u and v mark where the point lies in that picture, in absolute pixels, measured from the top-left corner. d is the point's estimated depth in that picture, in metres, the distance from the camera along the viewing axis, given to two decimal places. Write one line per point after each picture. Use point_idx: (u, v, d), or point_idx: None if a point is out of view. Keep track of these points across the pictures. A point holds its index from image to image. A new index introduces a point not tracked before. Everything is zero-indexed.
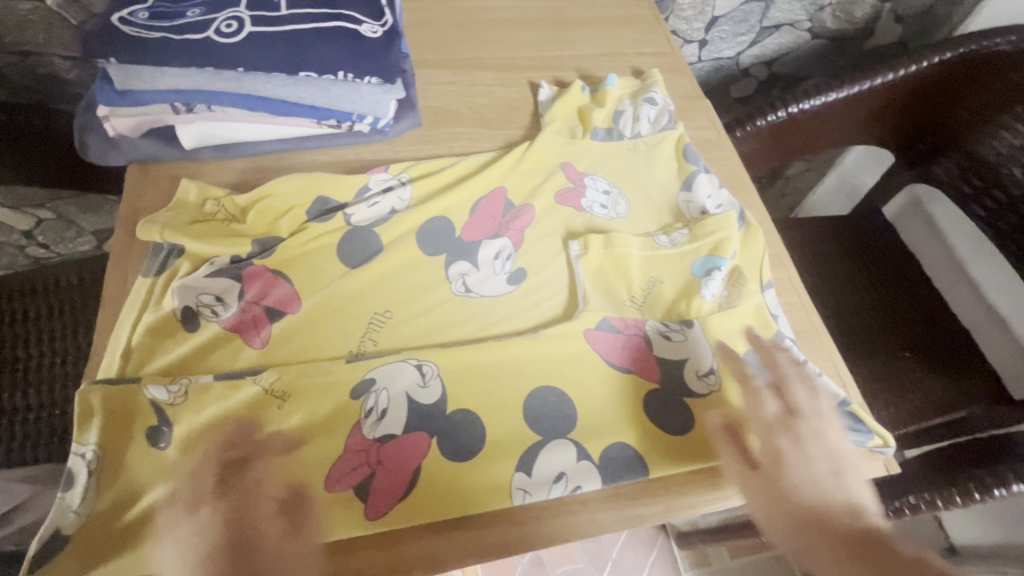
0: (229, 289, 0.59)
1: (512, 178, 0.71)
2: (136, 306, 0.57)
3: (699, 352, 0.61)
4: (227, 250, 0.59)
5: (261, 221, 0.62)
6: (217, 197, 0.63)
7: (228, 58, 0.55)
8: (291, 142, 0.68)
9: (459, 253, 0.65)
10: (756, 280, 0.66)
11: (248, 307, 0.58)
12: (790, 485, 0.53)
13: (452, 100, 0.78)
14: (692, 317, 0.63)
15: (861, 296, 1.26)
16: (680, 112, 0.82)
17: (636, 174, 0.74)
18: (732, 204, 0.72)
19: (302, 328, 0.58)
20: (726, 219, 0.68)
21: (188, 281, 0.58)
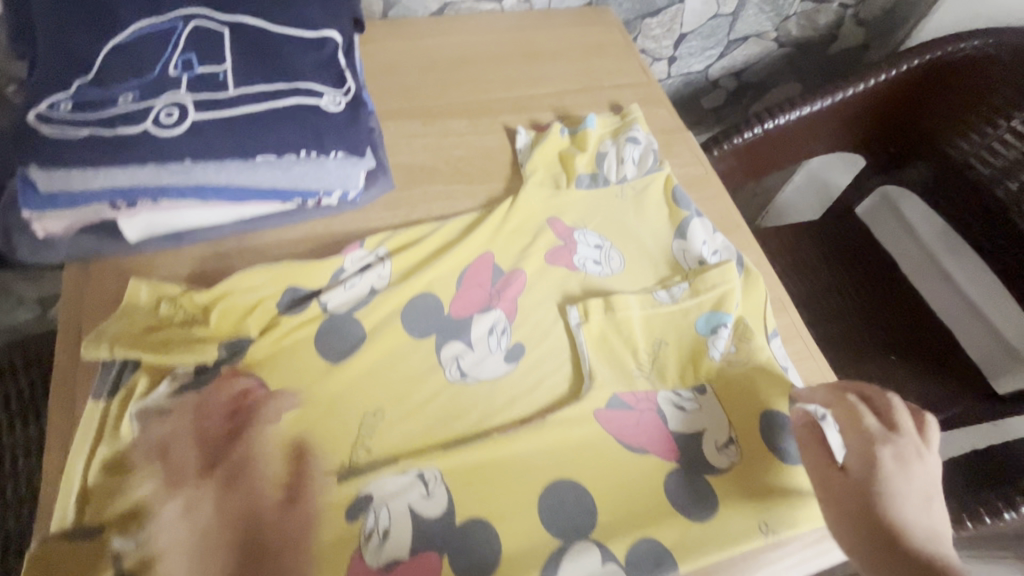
0: (197, 403, 0.52)
1: (499, 240, 0.66)
2: (89, 438, 0.50)
3: (714, 420, 0.58)
4: (189, 360, 0.53)
5: (226, 321, 0.56)
6: (173, 297, 0.56)
7: (173, 151, 0.48)
8: (253, 223, 0.61)
9: (451, 334, 0.60)
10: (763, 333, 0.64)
11: (221, 423, 0.52)
12: (862, 496, 0.49)
13: (424, 154, 0.72)
14: (703, 381, 0.60)
15: (846, 301, 1.25)
16: (663, 148, 0.79)
17: (628, 223, 0.70)
18: (729, 248, 0.68)
19: (283, 442, 0.52)
20: (726, 271, 0.65)
21: (147, 400, 0.51)
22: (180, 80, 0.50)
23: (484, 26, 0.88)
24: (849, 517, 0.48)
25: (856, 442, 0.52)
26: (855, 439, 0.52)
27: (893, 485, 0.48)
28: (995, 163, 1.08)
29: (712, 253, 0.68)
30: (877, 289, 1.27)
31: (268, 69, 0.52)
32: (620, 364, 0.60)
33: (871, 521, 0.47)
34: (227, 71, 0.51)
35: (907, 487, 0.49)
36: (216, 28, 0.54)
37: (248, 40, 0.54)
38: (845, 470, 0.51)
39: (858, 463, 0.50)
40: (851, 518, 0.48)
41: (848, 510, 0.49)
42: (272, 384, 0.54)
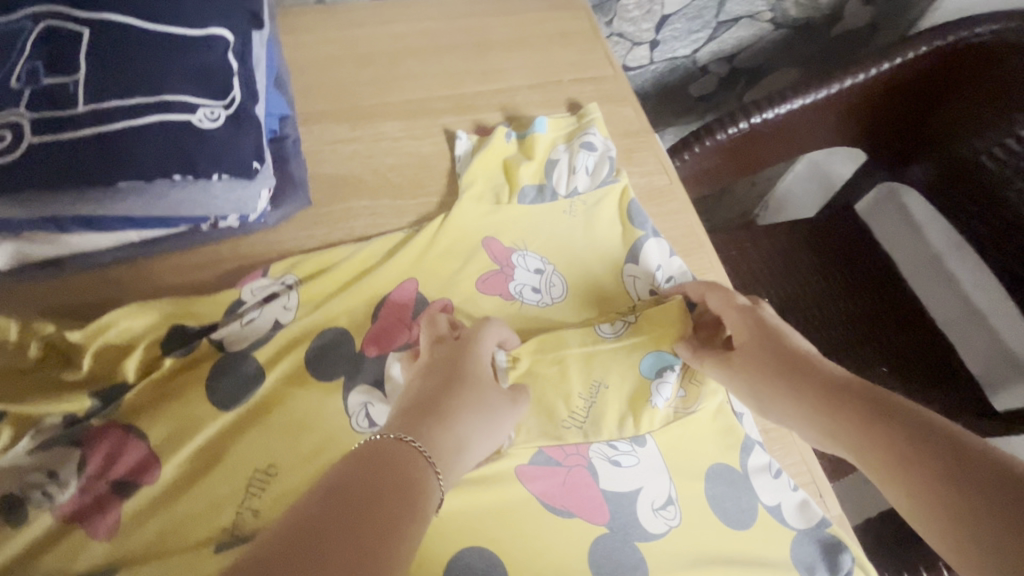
0: (67, 458, 0.46)
1: (425, 265, 0.59)
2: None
3: (653, 477, 0.52)
4: (58, 410, 0.47)
5: (105, 363, 0.50)
6: (46, 335, 0.50)
7: (11, 181, 0.41)
8: (145, 247, 0.55)
9: (362, 374, 0.54)
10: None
11: (92, 481, 0.46)
12: (771, 360, 0.48)
13: (351, 163, 0.65)
14: (644, 432, 0.53)
15: (835, 309, 1.14)
16: (623, 154, 0.70)
17: (574, 244, 0.62)
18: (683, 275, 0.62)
19: (159, 504, 0.47)
20: (681, 305, 0.57)
21: (8, 456, 0.45)
22: (20, 96, 0.43)
23: (432, 12, 0.78)
24: (776, 383, 0.47)
25: (729, 313, 0.53)
26: (728, 311, 0.53)
27: (778, 332, 0.50)
28: (1007, 162, 0.97)
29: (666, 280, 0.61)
30: (867, 296, 1.16)
31: (129, 78, 0.45)
32: (549, 411, 0.52)
33: (793, 372, 0.47)
34: (78, 83, 0.44)
35: (786, 329, 0.50)
36: (71, 27, 0.45)
37: (108, 41, 0.46)
38: (741, 347, 0.50)
39: (748, 335, 0.50)
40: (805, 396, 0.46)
41: (767, 375, 0.48)
42: (152, 435, 0.48)
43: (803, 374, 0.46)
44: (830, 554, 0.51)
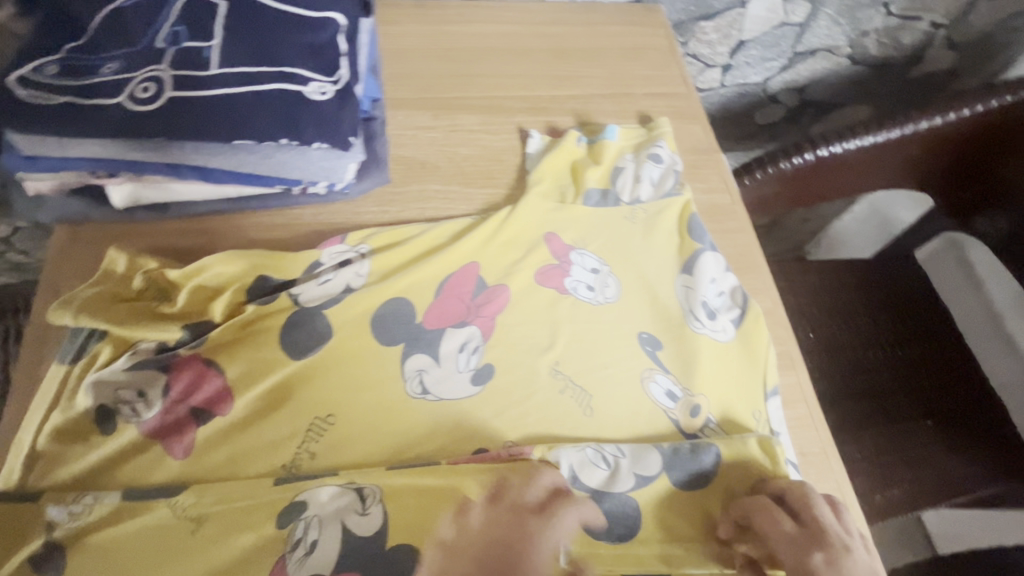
0: (153, 379, 0.52)
1: (488, 251, 0.62)
2: (48, 401, 0.50)
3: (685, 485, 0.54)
4: (153, 337, 0.52)
5: (196, 303, 0.55)
6: (148, 271, 0.56)
7: (145, 127, 0.46)
8: (240, 204, 0.60)
9: (418, 344, 0.57)
10: (761, 391, 0.59)
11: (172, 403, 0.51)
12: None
13: (428, 149, 0.69)
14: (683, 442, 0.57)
15: (881, 354, 1.12)
16: (687, 170, 0.72)
17: (630, 250, 0.64)
18: (738, 290, 0.63)
19: (226, 435, 0.51)
20: (726, 322, 0.61)
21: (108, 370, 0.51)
22: (164, 55, 0.48)
23: (517, 16, 0.82)
24: None
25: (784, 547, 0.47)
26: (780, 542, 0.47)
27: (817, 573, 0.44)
28: None
29: (721, 294, 0.62)
30: (914, 345, 1.13)
31: (257, 49, 0.50)
32: (586, 403, 0.56)
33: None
34: (213, 48, 0.49)
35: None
36: None
37: (241, 16, 0.51)
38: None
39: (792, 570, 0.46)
40: None
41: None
42: (226, 374, 0.53)
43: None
44: None
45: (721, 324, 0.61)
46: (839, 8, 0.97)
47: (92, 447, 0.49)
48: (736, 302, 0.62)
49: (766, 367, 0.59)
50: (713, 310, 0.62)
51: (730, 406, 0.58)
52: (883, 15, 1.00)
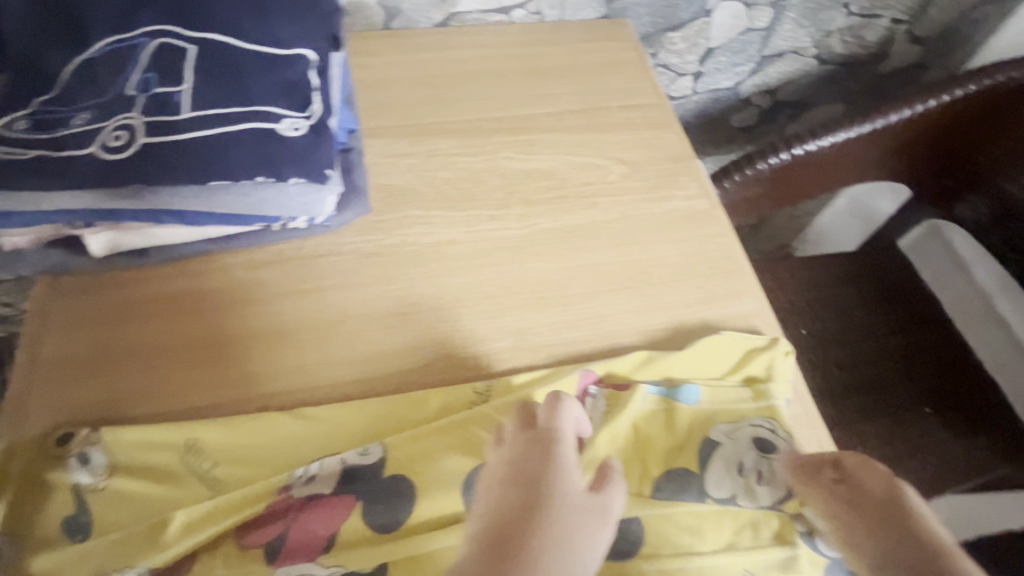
0: (119, 440, 0.51)
1: (475, 275, 0.63)
2: (16, 475, 0.48)
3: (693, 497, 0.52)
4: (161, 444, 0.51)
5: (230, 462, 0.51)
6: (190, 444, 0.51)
7: (122, 174, 0.47)
8: (221, 244, 0.60)
9: (411, 371, 0.57)
10: (772, 402, 0.56)
11: (143, 461, 0.50)
12: (877, 519, 0.44)
13: (407, 175, 0.69)
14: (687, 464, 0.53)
15: (870, 343, 1.12)
16: (666, 178, 0.73)
17: (613, 263, 0.65)
18: (759, 428, 0.54)
19: (221, 478, 0.50)
20: (713, 461, 0.53)
21: (69, 439, 0.50)
22: (135, 102, 0.49)
23: (489, 40, 0.84)
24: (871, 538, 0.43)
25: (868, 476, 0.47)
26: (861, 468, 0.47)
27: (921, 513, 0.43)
28: None
29: (754, 464, 0.53)
30: (909, 333, 1.14)
31: (228, 90, 0.51)
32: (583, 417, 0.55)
33: (907, 544, 0.41)
34: (184, 93, 0.50)
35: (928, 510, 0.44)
36: (182, 44, 0.52)
37: (212, 59, 0.52)
38: (858, 507, 0.45)
39: (885, 497, 0.45)
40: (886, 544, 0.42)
41: (854, 525, 0.45)
42: (206, 428, 0.51)
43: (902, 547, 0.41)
44: None
45: (716, 482, 0.52)
46: (801, 11, 1.00)
47: (66, 510, 0.48)
48: (750, 437, 0.54)
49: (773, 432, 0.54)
50: (728, 461, 0.53)
51: (738, 417, 0.55)
52: (844, 15, 1.03)
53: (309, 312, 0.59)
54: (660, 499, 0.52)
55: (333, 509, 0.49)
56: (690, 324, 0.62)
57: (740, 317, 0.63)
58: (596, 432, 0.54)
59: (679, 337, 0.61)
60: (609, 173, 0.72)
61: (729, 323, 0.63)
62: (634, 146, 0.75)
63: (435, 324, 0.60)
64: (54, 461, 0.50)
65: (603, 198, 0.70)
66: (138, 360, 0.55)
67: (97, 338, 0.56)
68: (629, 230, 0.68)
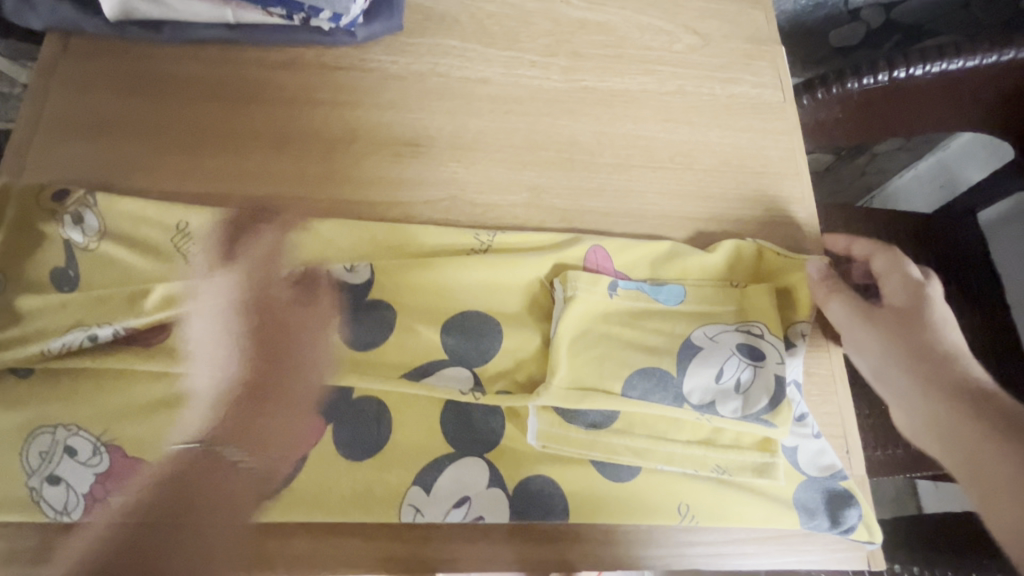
0: (113, 207, 0.49)
1: (501, 121, 0.57)
2: (12, 216, 0.48)
3: (664, 398, 0.47)
4: (156, 224, 0.50)
5: (217, 254, 0.49)
6: (184, 230, 0.50)
7: None
8: (239, 33, 0.56)
9: (414, 204, 0.54)
10: (767, 308, 0.51)
11: (134, 232, 0.49)
12: (899, 321, 0.49)
13: (451, 0, 0.62)
14: (664, 366, 0.48)
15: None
16: (739, 59, 0.63)
17: (654, 138, 0.59)
18: (744, 335, 0.50)
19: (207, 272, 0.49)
20: (694, 365, 0.48)
21: (65, 195, 0.49)
22: None
23: None
24: (883, 340, 0.49)
25: (894, 286, 0.51)
26: (892, 277, 0.51)
27: (936, 317, 0.48)
28: None
29: (736, 373, 0.48)
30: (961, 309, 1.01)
31: None
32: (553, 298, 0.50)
33: (911, 352, 0.47)
34: None
35: (946, 315, 0.49)
36: None
37: None
38: (886, 309, 0.50)
39: (908, 305, 0.49)
40: (897, 347, 0.48)
41: (874, 329, 0.49)
42: (197, 215, 0.50)
43: (916, 340, 0.48)
44: (835, 509, 0.47)
45: (695, 390, 0.48)
46: None
47: (54, 262, 0.47)
48: (739, 336, 0.50)
49: (759, 338, 0.50)
50: (706, 371, 0.48)
51: (729, 322, 0.51)
52: None
53: (319, 125, 0.55)
54: (633, 398, 0.47)
55: (309, 317, 0.48)
56: (724, 222, 0.56)
57: (779, 224, 0.57)
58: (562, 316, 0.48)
59: (708, 233, 0.56)
60: (675, 42, 0.63)
61: (768, 230, 0.56)
62: (711, 17, 0.65)
63: (448, 163, 0.55)
64: (47, 213, 0.49)
65: (662, 66, 0.62)
66: (141, 134, 0.53)
67: (104, 106, 0.54)
68: (682, 107, 0.60)
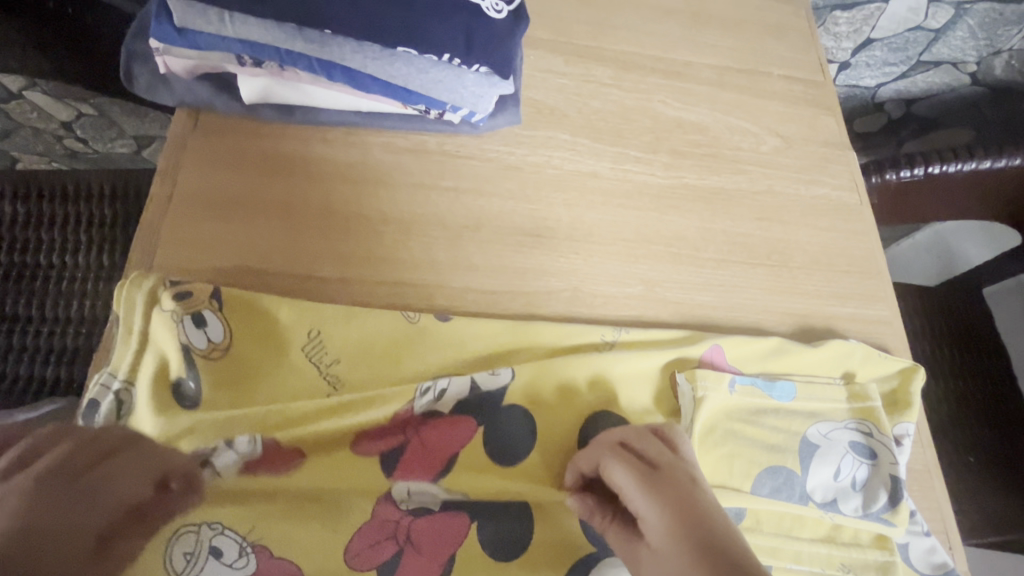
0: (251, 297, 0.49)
1: (613, 214, 0.60)
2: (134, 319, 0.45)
3: (793, 496, 0.50)
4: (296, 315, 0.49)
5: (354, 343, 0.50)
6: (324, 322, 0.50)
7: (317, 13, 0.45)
8: (369, 120, 0.57)
9: (538, 295, 0.55)
10: (872, 407, 0.54)
11: (272, 323, 0.49)
12: None
13: (559, 95, 0.66)
14: (790, 463, 0.51)
15: (967, 388, 0.96)
16: (818, 161, 0.69)
17: (751, 235, 0.63)
18: (855, 433, 0.53)
19: (342, 368, 0.48)
20: (815, 462, 0.51)
21: (190, 295, 0.47)
22: None
23: None
24: None
25: None
26: None
27: None
28: None
29: (852, 471, 0.51)
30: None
31: None
32: (675, 395, 0.53)
33: None
34: None
35: None
36: None
37: None
38: None
39: None
40: None
41: None
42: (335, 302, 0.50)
43: None
44: None
45: (819, 488, 0.50)
46: (981, 20, 0.91)
47: (183, 372, 0.45)
48: (851, 434, 0.53)
49: (868, 436, 0.53)
50: (827, 468, 0.51)
51: (840, 420, 0.54)
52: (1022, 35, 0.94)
53: (444, 212, 0.57)
54: (763, 495, 0.49)
55: (454, 420, 0.48)
56: (821, 320, 0.60)
57: (869, 321, 0.61)
58: (687, 415, 0.51)
59: (807, 330, 0.59)
60: (762, 143, 0.68)
61: (859, 326, 0.60)
62: (790, 121, 0.71)
63: (567, 254, 0.58)
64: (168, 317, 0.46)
65: (752, 166, 0.66)
66: (272, 217, 0.54)
67: (237, 188, 0.54)
68: (772, 206, 0.65)
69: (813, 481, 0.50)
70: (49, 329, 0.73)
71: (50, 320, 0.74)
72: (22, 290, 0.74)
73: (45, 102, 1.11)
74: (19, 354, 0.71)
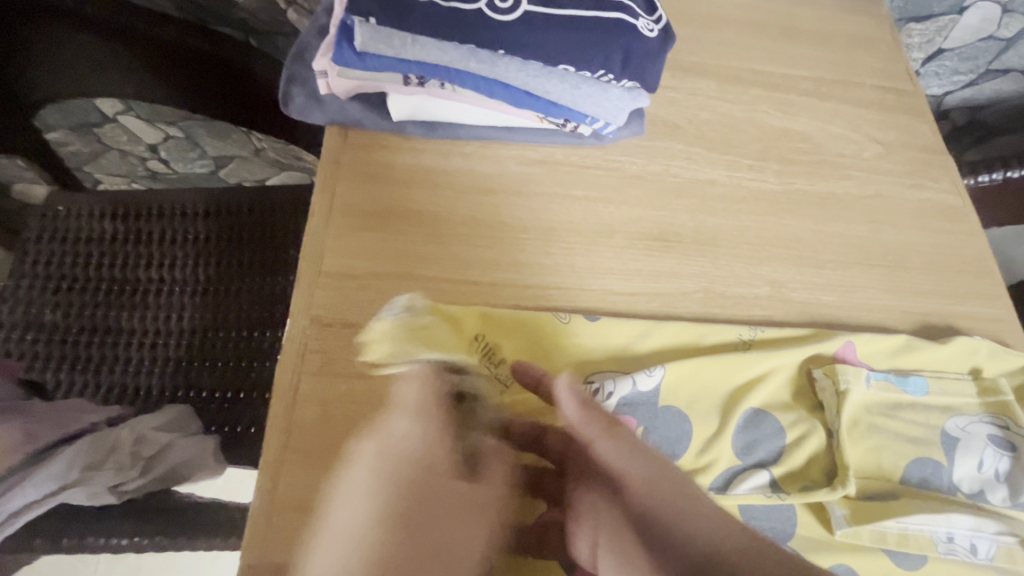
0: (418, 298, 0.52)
1: (734, 218, 0.63)
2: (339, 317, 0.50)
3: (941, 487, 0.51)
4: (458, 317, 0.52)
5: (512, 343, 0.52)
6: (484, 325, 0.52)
7: (496, 36, 0.49)
8: (505, 133, 0.61)
9: (673, 296, 0.58)
10: (1006, 400, 0.56)
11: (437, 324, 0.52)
12: None
13: (670, 107, 0.69)
14: (934, 455, 0.53)
15: None
16: (919, 166, 0.71)
17: (866, 237, 0.65)
18: (993, 426, 0.54)
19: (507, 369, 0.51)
20: (958, 454, 0.53)
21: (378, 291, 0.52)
22: None
23: None
24: None
25: None
26: None
27: None
28: None
29: (995, 463, 0.53)
30: None
31: None
32: (814, 391, 0.55)
33: None
34: None
35: None
36: None
37: None
38: None
39: None
40: None
41: None
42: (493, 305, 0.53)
43: None
44: None
45: (964, 479, 0.52)
46: None
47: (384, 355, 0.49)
48: (988, 427, 0.54)
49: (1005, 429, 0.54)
50: (970, 460, 0.53)
51: (975, 413, 0.55)
52: None
53: (579, 219, 0.60)
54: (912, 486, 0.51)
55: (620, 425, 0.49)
56: (941, 318, 0.62)
57: (986, 318, 0.63)
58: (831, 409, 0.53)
59: (929, 327, 0.61)
60: (864, 150, 0.71)
61: (978, 323, 0.62)
62: (888, 127, 0.73)
63: (696, 257, 0.60)
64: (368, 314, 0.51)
65: (858, 171, 0.69)
66: (421, 226, 0.57)
67: (387, 199, 0.58)
68: (882, 210, 0.67)
69: (959, 473, 0.52)
70: (155, 340, 0.77)
71: (159, 331, 0.77)
72: (137, 302, 0.78)
73: (137, 125, 1.15)
74: (138, 365, 0.75)
